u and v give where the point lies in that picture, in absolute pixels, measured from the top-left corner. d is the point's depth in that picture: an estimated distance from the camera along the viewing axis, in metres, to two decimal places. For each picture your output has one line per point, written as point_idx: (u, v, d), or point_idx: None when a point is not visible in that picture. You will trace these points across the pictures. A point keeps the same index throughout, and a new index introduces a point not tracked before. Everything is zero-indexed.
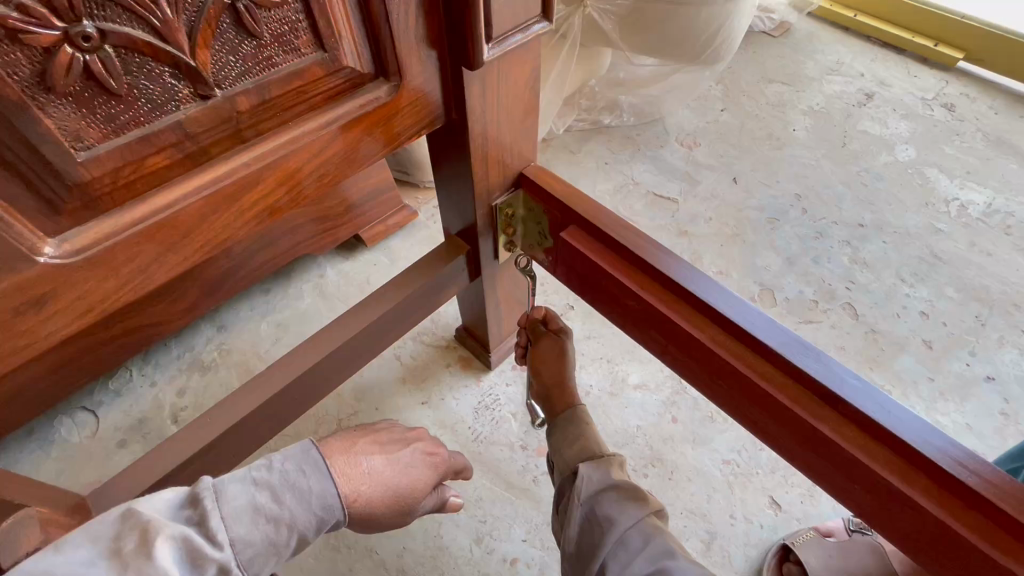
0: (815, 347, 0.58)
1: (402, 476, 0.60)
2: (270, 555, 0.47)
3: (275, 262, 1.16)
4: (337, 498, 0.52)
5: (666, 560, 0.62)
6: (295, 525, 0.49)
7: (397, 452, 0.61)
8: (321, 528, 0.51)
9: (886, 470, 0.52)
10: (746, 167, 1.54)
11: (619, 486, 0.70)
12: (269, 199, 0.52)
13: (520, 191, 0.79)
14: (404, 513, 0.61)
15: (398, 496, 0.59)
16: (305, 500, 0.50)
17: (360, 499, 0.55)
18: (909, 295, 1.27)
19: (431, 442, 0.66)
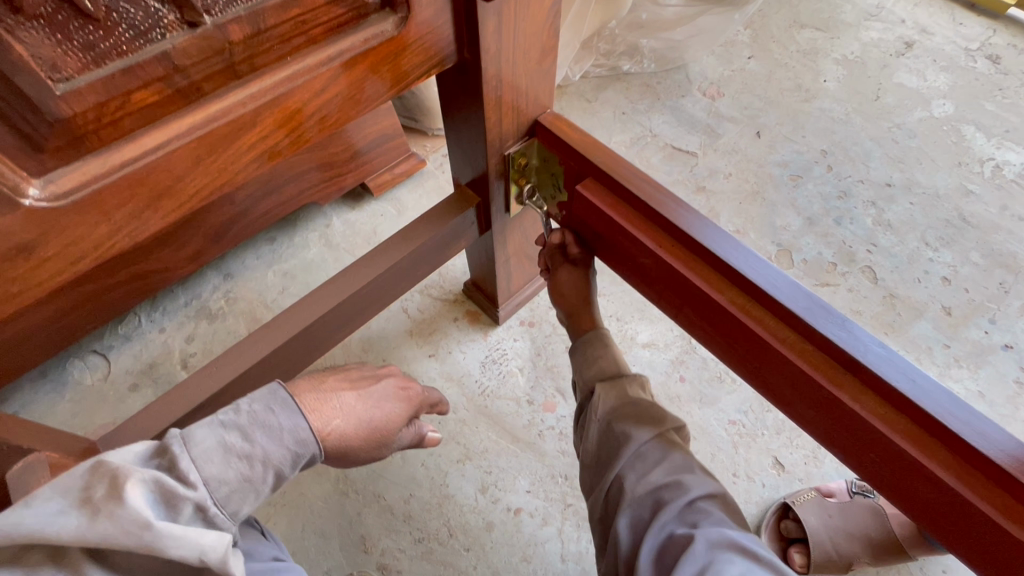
0: (840, 314, 0.56)
1: (375, 409, 0.60)
2: (249, 492, 0.47)
3: (280, 209, 1.13)
4: (310, 432, 0.51)
5: (684, 474, 0.62)
6: (270, 462, 0.48)
7: (368, 387, 0.61)
8: (298, 465, 0.51)
9: (905, 441, 0.51)
10: (770, 121, 1.46)
11: (638, 405, 0.69)
12: (269, 143, 0.49)
13: (534, 140, 0.75)
14: (382, 447, 0.61)
15: (373, 430, 0.59)
16: (277, 436, 0.49)
17: (333, 434, 0.55)
18: (932, 260, 1.23)
19: (402, 377, 0.66)
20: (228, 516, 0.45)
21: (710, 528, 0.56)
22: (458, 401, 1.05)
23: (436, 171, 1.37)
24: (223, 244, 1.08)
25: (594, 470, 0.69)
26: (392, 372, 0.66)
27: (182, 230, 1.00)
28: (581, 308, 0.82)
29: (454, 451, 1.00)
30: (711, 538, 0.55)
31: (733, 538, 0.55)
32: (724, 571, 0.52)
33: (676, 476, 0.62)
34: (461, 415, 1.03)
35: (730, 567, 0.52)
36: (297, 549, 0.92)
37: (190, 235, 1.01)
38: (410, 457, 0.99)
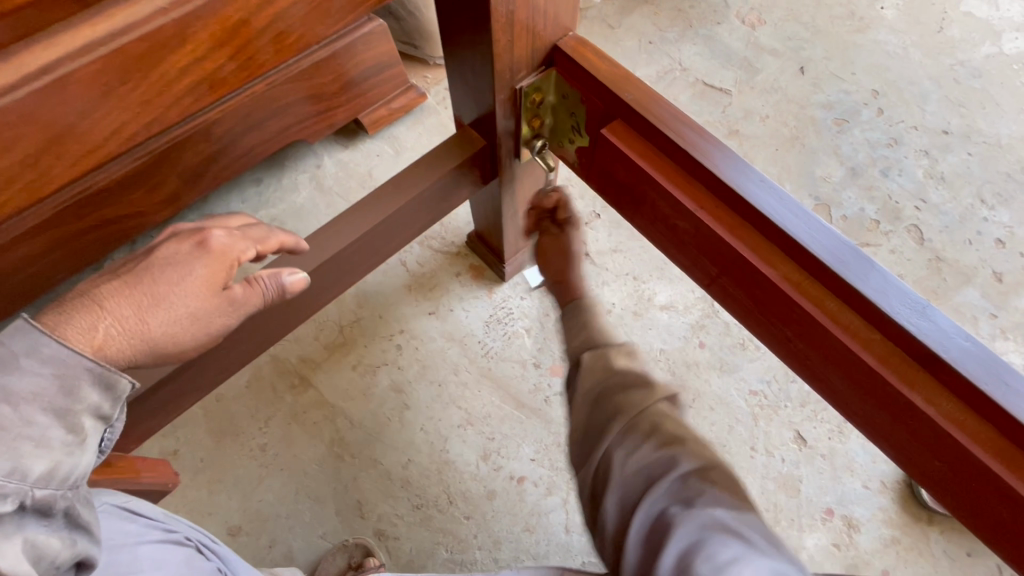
0: (921, 300, 0.46)
1: (158, 285, 0.47)
2: (24, 443, 0.37)
3: (264, 146, 1.00)
4: (53, 344, 0.39)
5: (685, 446, 0.48)
6: (22, 399, 0.37)
7: (139, 265, 0.48)
8: (80, 390, 0.40)
9: (986, 453, 0.43)
10: (817, 54, 1.28)
11: (625, 368, 0.53)
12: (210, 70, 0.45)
13: (552, 71, 0.61)
14: (214, 318, 0.50)
15: (173, 306, 0.47)
16: (14, 367, 0.37)
17: (112, 340, 0.44)
18: (987, 219, 1.11)
19: (185, 234, 0.50)
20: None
21: (702, 508, 0.44)
22: (459, 362, 0.98)
23: (438, 107, 1.23)
24: (204, 185, 0.95)
25: (574, 446, 0.54)
26: (175, 233, 0.51)
27: (155, 172, 0.86)
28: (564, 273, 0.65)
29: (454, 416, 0.94)
30: (699, 518, 0.43)
31: (721, 518, 0.43)
32: (715, 554, 0.41)
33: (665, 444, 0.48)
34: (463, 377, 0.97)
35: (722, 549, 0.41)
36: (292, 511, 0.89)
37: (165, 178, 0.88)
38: (408, 421, 0.94)
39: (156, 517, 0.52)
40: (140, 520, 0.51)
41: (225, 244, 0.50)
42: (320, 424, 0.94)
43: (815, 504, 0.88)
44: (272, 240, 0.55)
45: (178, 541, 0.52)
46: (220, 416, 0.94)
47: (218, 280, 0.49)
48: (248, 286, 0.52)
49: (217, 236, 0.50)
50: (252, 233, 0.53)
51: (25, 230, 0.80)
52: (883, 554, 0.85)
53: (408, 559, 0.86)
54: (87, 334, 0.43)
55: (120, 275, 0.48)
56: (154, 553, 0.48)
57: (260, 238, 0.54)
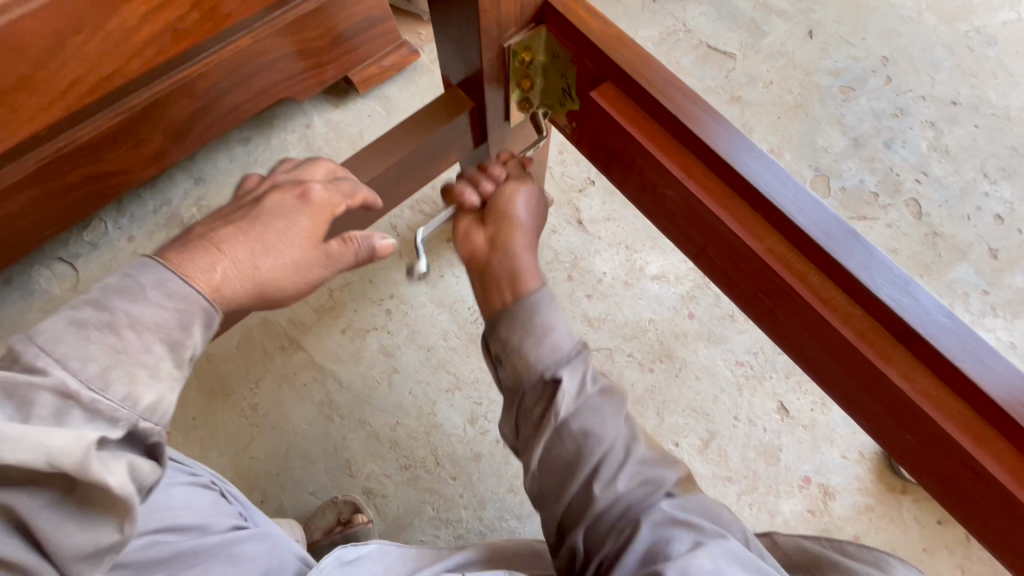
0: (905, 276, 0.46)
1: (269, 232, 0.51)
2: (140, 370, 0.39)
3: (251, 103, 0.97)
4: (178, 281, 0.43)
5: (647, 467, 0.52)
6: (145, 328, 0.41)
7: (250, 214, 0.52)
8: (192, 327, 0.43)
9: (958, 430, 0.43)
10: (827, 17, 1.23)
11: (598, 397, 0.53)
12: (176, 27, 0.62)
13: (542, 29, 0.59)
14: (313, 268, 0.53)
15: (281, 253, 0.51)
16: (142, 297, 0.42)
17: (225, 283, 0.47)
18: (988, 194, 1.09)
19: (291, 189, 0.55)
20: (112, 402, 0.37)
21: (655, 506, 0.49)
22: (449, 328, 0.98)
23: (431, 66, 1.19)
24: (188, 143, 0.94)
25: (541, 479, 0.53)
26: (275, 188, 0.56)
27: (139, 129, 0.84)
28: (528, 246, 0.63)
29: (443, 380, 0.95)
30: (657, 519, 0.48)
31: (670, 513, 0.48)
32: (675, 548, 0.45)
33: (632, 465, 0.51)
34: (452, 342, 0.97)
35: (679, 543, 0.45)
36: (282, 469, 0.91)
37: (149, 134, 0.86)
38: (397, 384, 0.95)
39: (181, 461, 0.53)
40: (167, 462, 0.51)
41: (324, 197, 0.55)
42: (310, 385, 0.95)
43: (793, 472, 0.90)
44: (359, 195, 0.57)
45: (206, 484, 0.52)
46: (211, 376, 0.95)
47: (319, 233, 0.53)
48: (343, 244, 0.55)
49: (317, 190, 0.54)
50: (343, 186, 0.56)
51: (10, 185, 0.78)
52: (856, 520, 0.87)
53: (395, 515, 0.88)
54: (204, 275, 0.46)
55: (232, 221, 0.52)
56: (184, 494, 0.49)
57: (349, 193, 0.56)
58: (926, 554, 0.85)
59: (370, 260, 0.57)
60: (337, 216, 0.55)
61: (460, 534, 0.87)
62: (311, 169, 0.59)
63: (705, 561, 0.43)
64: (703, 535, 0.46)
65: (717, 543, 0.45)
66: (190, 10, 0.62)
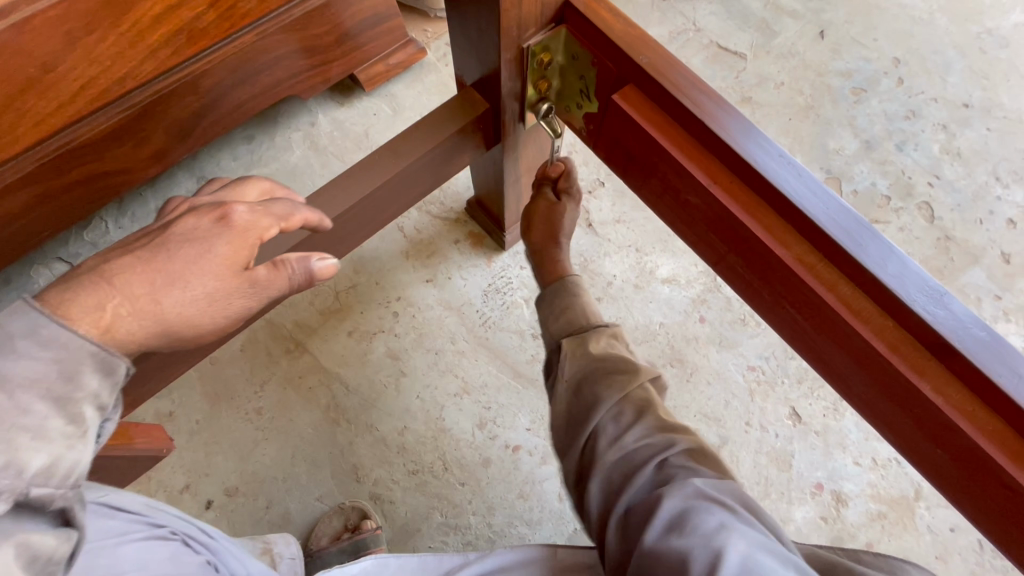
0: (938, 287, 0.44)
1: (174, 263, 0.45)
2: (20, 434, 0.35)
3: (254, 101, 0.95)
4: (54, 326, 0.38)
5: (662, 430, 0.51)
6: (19, 386, 0.36)
7: (155, 241, 0.46)
8: (80, 375, 0.38)
9: (993, 446, 0.42)
10: (838, 18, 1.22)
11: (606, 359, 0.56)
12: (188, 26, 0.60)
13: (562, 29, 0.57)
14: (234, 298, 0.48)
15: (189, 287, 0.45)
16: (11, 349, 0.36)
17: (114, 328, 0.42)
18: (1000, 198, 1.08)
19: (207, 210, 0.47)
20: None
21: (687, 482, 0.44)
22: (457, 332, 0.97)
23: (439, 64, 1.17)
24: (190, 142, 0.92)
25: (563, 435, 0.56)
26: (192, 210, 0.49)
27: (141, 127, 0.82)
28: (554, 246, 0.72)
29: (451, 384, 0.94)
30: (685, 493, 0.43)
31: (702, 489, 0.44)
32: (702, 523, 0.40)
33: (642, 424, 0.51)
34: (460, 345, 0.96)
35: (706, 517, 0.41)
36: (288, 474, 0.89)
37: (151, 131, 0.84)
38: (405, 388, 0.94)
39: (138, 511, 0.50)
40: (121, 517, 0.48)
41: (247, 220, 0.47)
42: (316, 389, 0.93)
43: (805, 479, 0.89)
44: (297, 217, 0.50)
45: (164, 536, 0.50)
46: (216, 380, 0.93)
47: (242, 259, 0.47)
48: (273, 269, 0.49)
49: (238, 211, 0.47)
50: (275, 208, 0.49)
51: (9, 184, 0.76)
52: (869, 528, 0.86)
53: (403, 522, 0.87)
54: (87, 318, 0.41)
55: (132, 249, 0.46)
56: (137, 553, 0.46)
57: (283, 214, 0.50)
58: (939, 562, 0.85)
59: (310, 284, 0.53)
60: (265, 239, 0.49)
61: (469, 540, 0.86)
62: (241, 191, 0.53)
63: (737, 544, 0.39)
64: (736, 518, 0.41)
65: (747, 528, 0.40)
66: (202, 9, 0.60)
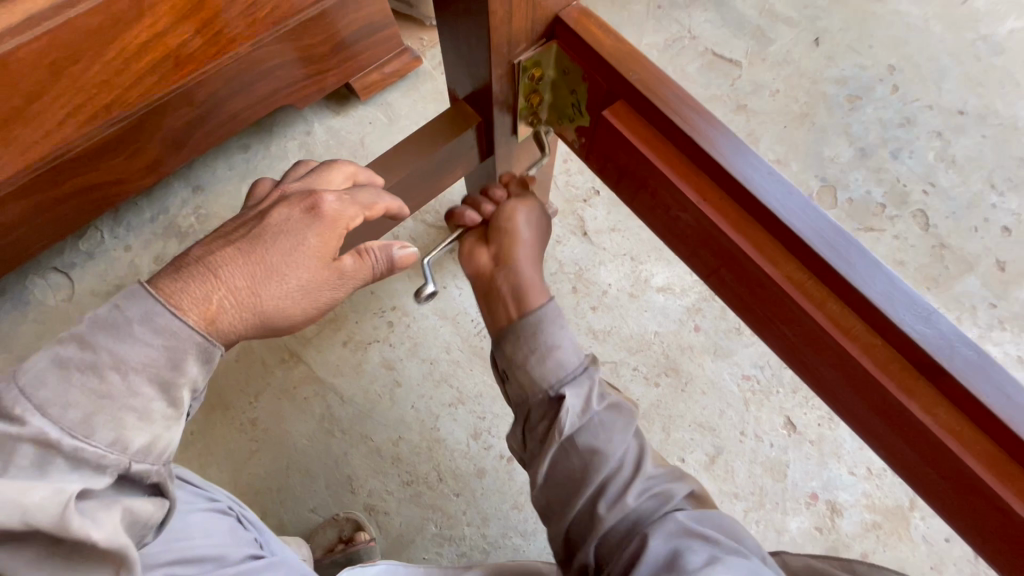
0: (927, 306, 0.44)
1: (270, 254, 0.48)
2: (127, 413, 0.38)
3: (249, 111, 0.96)
4: (167, 316, 0.41)
5: (658, 478, 0.52)
6: (131, 368, 0.39)
7: (252, 233, 0.49)
8: (184, 363, 0.41)
9: (982, 466, 0.42)
10: (833, 25, 1.22)
11: (603, 412, 0.55)
12: (179, 53, 0.72)
13: (553, 45, 0.57)
14: (324, 288, 0.51)
15: (285, 279, 0.49)
16: (127, 333, 0.39)
17: (220, 316, 0.45)
18: (995, 206, 1.08)
19: (297, 201, 0.50)
20: (99, 448, 0.37)
21: (672, 519, 0.48)
22: (452, 341, 0.97)
23: (434, 72, 1.17)
24: (185, 153, 0.93)
25: (547, 493, 0.55)
26: (283, 199, 0.52)
27: (136, 138, 0.83)
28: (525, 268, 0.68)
29: (445, 394, 0.94)
30: (669, 529, 0.47)
31: (685, 525, 0.47)
32: (690, 560, 0.43)
33: (640, 479, 0.51)
34: (455, 355, 0.96)
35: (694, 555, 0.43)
36: (282, 485, 0.89)
37: (146, 142, 0.85)
38: (400, 398, 0.94)
39: (199, 485, 0.53)
40: (187, 488, 0.52)
41: (338, 211, 0.51)
42: (310, 399, 0.93)
43: (800, 489, 0.89)
44: (380, 205, 0.54)
45: (222, 510, 0.52)
46: (210, 390, 0.93)
47: (330, 251, 0.51)
48: (359, 259, 0.53)
49: (329, 201, 0.50)
50: (361, 198, 0.53)
51: (5, 196, 0.76)
52: (863, 538, 0.86)
53: (397, 533, 0.87)
54: (196, 308, 0.44)
55: (231, 240, 0.49)
56: (202, 521, 0.49)
57: (368, 203, 0.53)
58: (933, 572, 0.84)
59: (389, 271, 0.57)
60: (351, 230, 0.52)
61: (464, 551, 0.86)
62: (327, 176, 0.55)
63: None
64: (720, 551, 0.44)
65: (733, 559, 0.43)
66: (192, 36, 0.71)
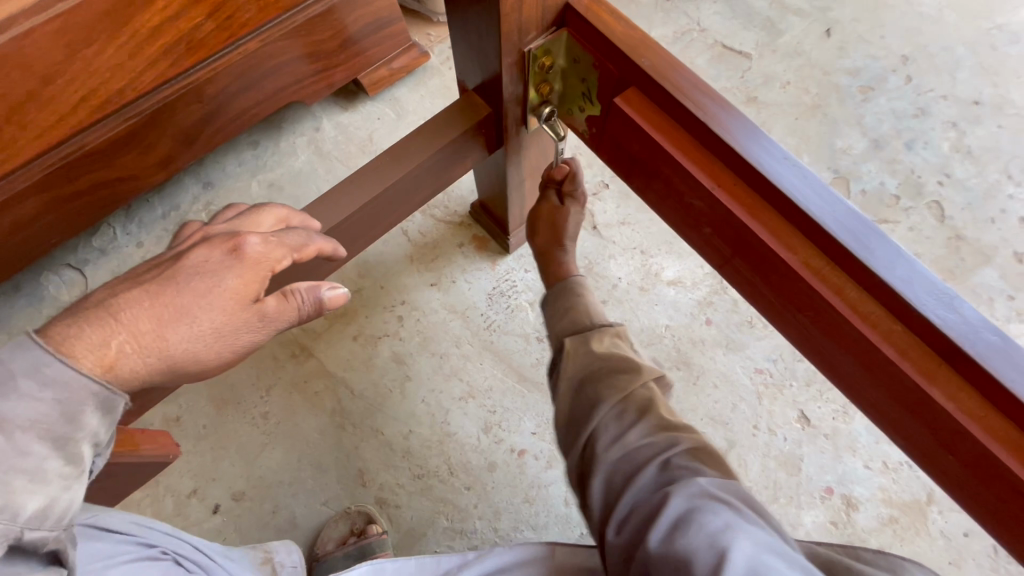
0: (949, 290, 0.44)
1: (182, 297, 0.43)
2: (17, 476, 0.35)
3: (257, 108, 0.96)
4: (59, 365, 0.37)
5: (662, 427, 0.51)
6: (19, 426, 0.35)
7: (164, 273, 0.44)
8: (82, 416, 0.38)
9: (1006, 452, 0.41)
10: (845, 15, 1.20)
11: (608, 357, 0.58)
12: (192, 37, 0.65)
13: (563, 33, 0.57)
14: (241, 333, 0.46)
15: (197, 322, 0.43)
16: (12, 390, 0.35)
17: (120, 363, 0.40)
18: (1012, 196, 1.06)
19: (218, 241, 0.46)
20: None
21: (692, 481, 0.45)
22: (462, 335, 0.97)
23: (442, 67, 1.17)
24: (194, 149, 0.93)
25: (566, 431, 0.57)
26: (205, 239, 0.47)
27: (147, 134, 0.83)
28: (555, 249, 0.75)
29: (456, 388, 0.94)
30: (690, 491, 0.44)
31: (707, 487, 0.44)
32: (707, 522, 0.41)
33: (649, 423, 0.52)
34: (465, 349, 0.96)
35: (712, 517, 0.41)
36: (294, 479, 0.90)
37: (157, 139, 0.85)
38: (410, 393, 0.94)
39: (129, 530, 0.50)
40: (111, 538, 0.48)
41: (262, 252, 0.46)
42: (321, 393, 0.94)
43: (815, 483, 0.88)
44: (311, 247, 0.50)
45: (155, 557, 0.50)
46: (222, 385, 0.93)
47: (251, 291, 0.46)
48: (282, 299, 0.48)
49: (252, 243, 0.46)
50: (288, 239, 0.49)
51: (18, 193, 0.77)
52: (880, 532, 0.85)
53: (408, 527, 0.87)
54: (89, 356, 0.39)
55: (138, 283, 0.44)
56: None
57: (297, 245, 0.49)
58: (953, 567, 0.83)
59: (318, 314, 0.51)
60: (277, 271, 0.47)
61: (475, 545, 0.86)
62: (256, 219, 0.51)
63: (744, 543, 0.40)
64: (741, 518, 0.42)
65: (752, 528, 0.41)
66: (205, 20, 0.64)
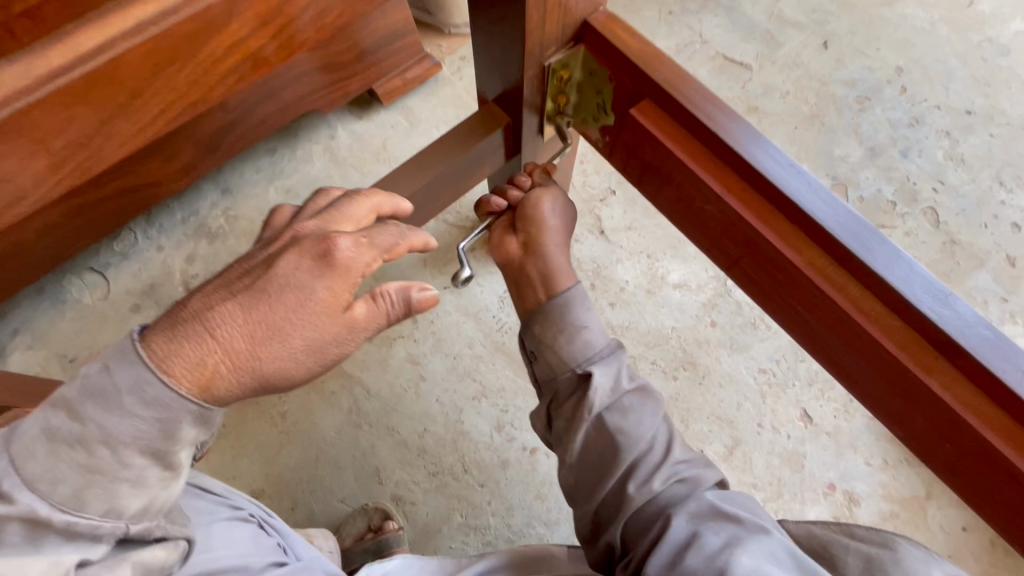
0: (945, 289, 0.47)
1: (275, 312, 0.41)
2: (120, 483, 0.38)
3: (276, 117, 0.99)
4: (157, 385, 0.38)
5: (687, 465, 0.56)
6: (121, 442, 0.38)
7: (256, 282, 0.42)
8: (177, 432, 0.39)
9: (999, 439, 0.44)
10: (841, 28, 1.25)
11: (635, 392, 0.59)
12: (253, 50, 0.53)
13: (580, 48, 0.60)
14: (331, 347, 0.44)
15: (289, 338, 0.42)
16: (115, 405, 0.37)
17: (217, 382, 0.40)
18: (1004, 203, 1.10)
19: (311, 244, 0.44)
20: (92, 519, 0.38)
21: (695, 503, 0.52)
22: (475, 337, 0.99)
23: (453, 77, 1.21)
24: (216, 156, 0.96)
25: (579, 472, 0.59)
26: (294, 242, 0.45)
27: (171, 141, 0.86)
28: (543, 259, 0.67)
29: (469, 388, 0.96)
30: (693, 512, 0.51)
31: (715, 511, 0.51)
32: (708, 544, 0.48)
33: (669, 462, 0.56)
34: (478, 350, 0.99)
35: (712, 536, 0.48)
36: (313, 476, 0.92)
37: (181, 147, 0.89)
38: (425, 393, 0.96)
39: (222, 494, 0.57)
40: (208, 497, 0.55)
41: (351, 256, 0.44)
42: (338, 393, 0.96)
43: (817, 479, 0.91)
44: (401, 247, 0.48)
45: (244, 518, 0.56)
46: None
47: (341, 301, 0.44)
48: (372, 303, 0.46)
49: (344, 246, 0.44)
50: (380, 238, 0.46)
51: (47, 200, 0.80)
52: (881, 527, 0.88)
53: (424, 523, 0.89)
54: (185, 374, 0.39)
55: (234, 292, 0.42)
56: (224, 532, 0.52)
57: (388, 245, 0.47)
58: (951, 560, 0.86)
59: (407, 314, 0.49)
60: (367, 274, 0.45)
61: (489, 540, 0.88)
62: (348, 212, 0.49)
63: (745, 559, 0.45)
64: (743, 530, 0.48)
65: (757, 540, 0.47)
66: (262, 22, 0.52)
